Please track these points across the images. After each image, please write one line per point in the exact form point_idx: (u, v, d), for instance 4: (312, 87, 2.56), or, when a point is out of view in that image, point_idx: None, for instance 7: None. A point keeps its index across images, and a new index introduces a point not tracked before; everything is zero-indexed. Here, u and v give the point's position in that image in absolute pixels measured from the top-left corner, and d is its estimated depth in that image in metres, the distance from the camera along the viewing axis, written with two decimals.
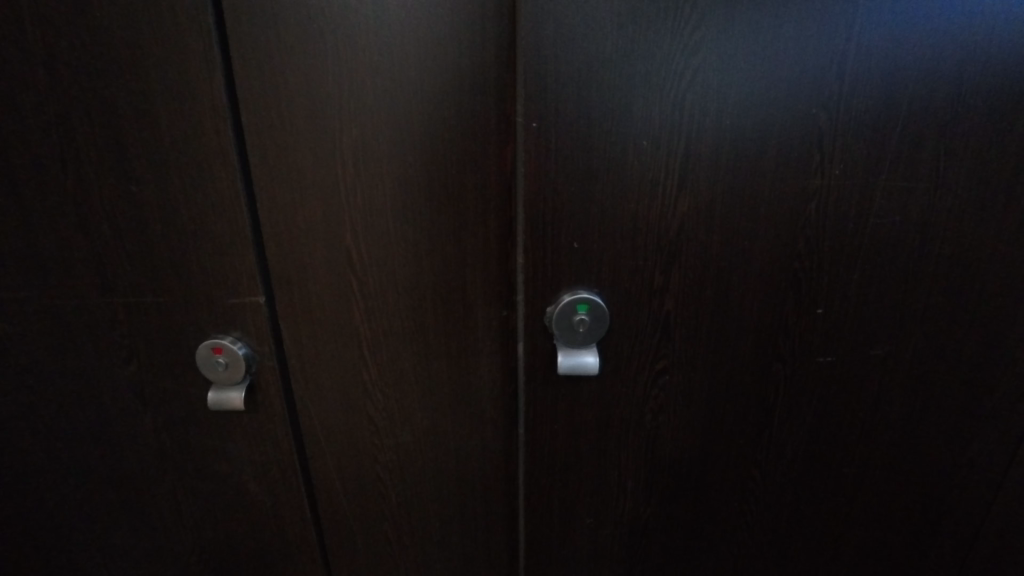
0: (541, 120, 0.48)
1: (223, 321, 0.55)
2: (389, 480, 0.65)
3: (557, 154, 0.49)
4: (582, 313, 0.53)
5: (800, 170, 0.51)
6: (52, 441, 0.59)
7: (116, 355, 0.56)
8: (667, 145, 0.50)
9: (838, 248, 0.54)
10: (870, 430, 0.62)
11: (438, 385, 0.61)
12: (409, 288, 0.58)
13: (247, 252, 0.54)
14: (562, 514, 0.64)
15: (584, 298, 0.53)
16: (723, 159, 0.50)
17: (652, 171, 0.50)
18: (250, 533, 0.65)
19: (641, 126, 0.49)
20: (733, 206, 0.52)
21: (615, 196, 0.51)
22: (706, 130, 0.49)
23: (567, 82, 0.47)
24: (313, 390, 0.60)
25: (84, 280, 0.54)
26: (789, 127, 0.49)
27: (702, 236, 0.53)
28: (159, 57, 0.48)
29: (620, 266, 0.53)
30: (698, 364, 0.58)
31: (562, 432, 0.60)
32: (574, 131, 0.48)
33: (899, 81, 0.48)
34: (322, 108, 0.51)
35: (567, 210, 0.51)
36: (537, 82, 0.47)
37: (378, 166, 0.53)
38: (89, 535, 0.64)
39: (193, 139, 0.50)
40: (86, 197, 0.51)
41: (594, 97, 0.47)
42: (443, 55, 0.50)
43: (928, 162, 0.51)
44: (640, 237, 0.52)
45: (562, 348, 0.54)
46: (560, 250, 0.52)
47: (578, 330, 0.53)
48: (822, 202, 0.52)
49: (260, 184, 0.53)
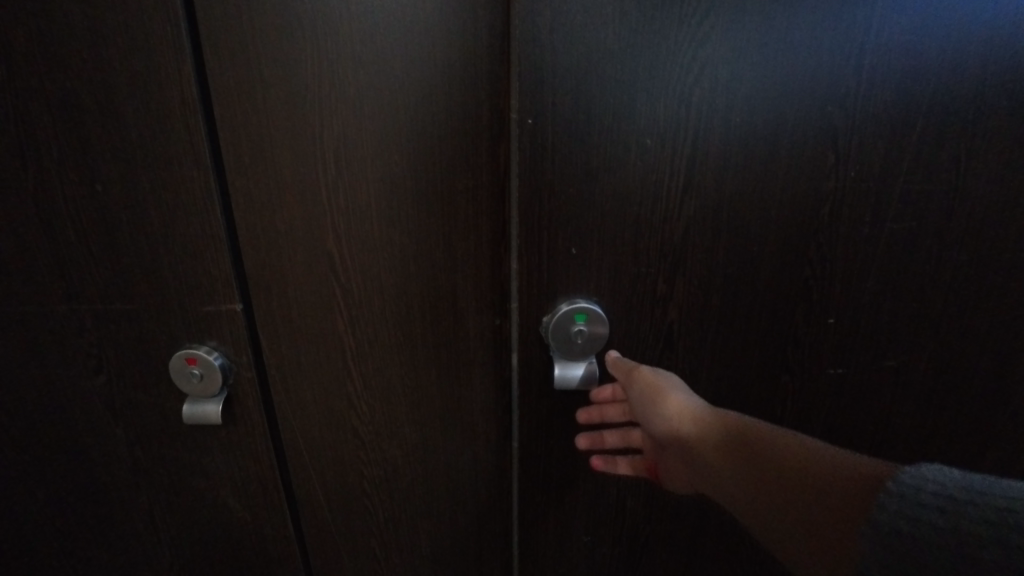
0: (537, 115, 0.42)
1: (198, 329, 0.52)
2: (375, 494, 0.61)
3: (557, 154, 0.43)
4: (580, 323, 0.47)
5: (817, 173, 0.46)
6: (25, 451, 0.57)
7: (89, 363, 0.54)
8: (677, 145, 0.44)
9: (862, 261, 0.49)
10: (888, 451, 0.57)
11: (424, 398, 0.57)
12: (394, 296, 0.53)
13: (221, 258, 0.50)
14: (562, 543, 0.59)
15: (582, 307, 0.47)
16: (736, 161, 0.45)
17: (663, 176, 0.45)
18: (232, 547, 0.62)
19: (646, 124, 0.43)
20: (753, 215, 0.47)
21: (619, 202, 0.45)
22: (724, 129, 0.43)
23: (566, 73, 0.41)
24: (293, 401, 0.57)
25: (52, 286, 0.51)
26: (806, 127, 0.44)
27: (714, 245, 0.47)
28: (121, 46, 0.44)
29: (624, 279, 0.48)
30: (709, 386, 0.53)
31: (560, 457, 0.55)
32: (575, 129, 0.42)
33: (922, 75, 0.43)
34: (297, 102, 0.46)
35: (567, 217, 0.45)
36: (533, 72, 0.41)
37: (360, 165, 0.49)
38: (65, 549, 0.62)
39: (158, 137, 0.46)
40: (49, 200, 0.48)
41: (595, 92, 0.42)
42: (430, 44, 0.46)
43: (948, 163, 0.46)
44: (647, 248, 0.47)
45: (559, 361, 0.48)
46: (558, 261, 0.47)
47: (576, 341, 0.48)
48: (840, 208, 0.47)
49: (233, 185, 0.49)
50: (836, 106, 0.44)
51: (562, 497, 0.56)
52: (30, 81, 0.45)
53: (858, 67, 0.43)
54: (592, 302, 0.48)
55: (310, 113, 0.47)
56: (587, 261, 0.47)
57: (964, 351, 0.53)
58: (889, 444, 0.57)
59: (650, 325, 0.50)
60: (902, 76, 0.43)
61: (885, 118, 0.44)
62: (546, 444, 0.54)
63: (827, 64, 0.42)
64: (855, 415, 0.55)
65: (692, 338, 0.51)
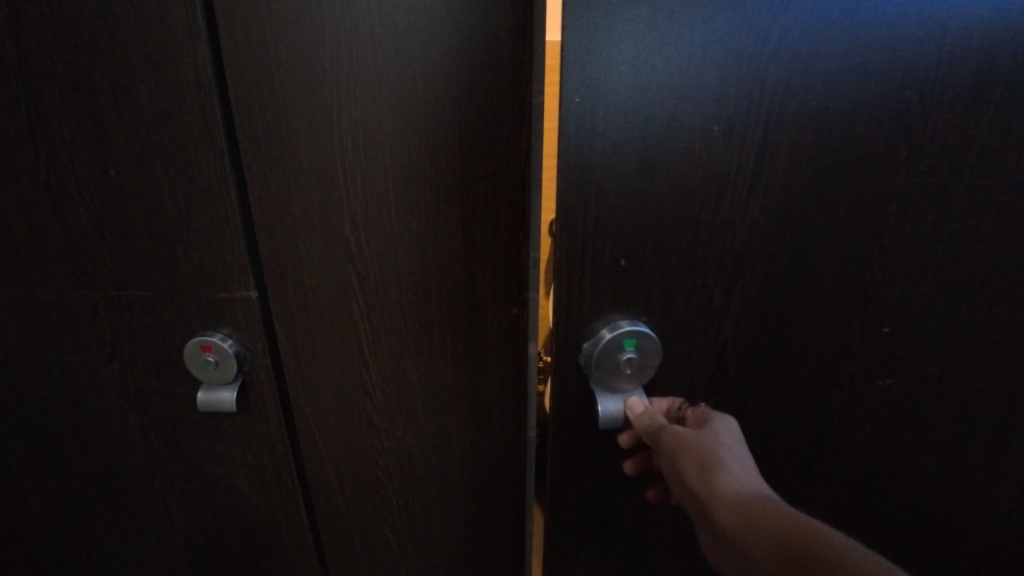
0: (585, 94, 0.40)
1: (212, 317, 0.52)
2: (389, 483, 0.61)
3: (604, 139, 0.41)
4: (629, 349, 0.46)
5: (885, 166, 0.44)
6: (37, 438, 0.57)
7: (103, 349, 0.53)
8: (743, 130, 0.42)
9: (909, 264, 0.48)
10: (919, 451, 0.56)
11: (441, 388, 0.57)
12: (413, 283, 0.53)
13: (236, 245, 0.49)
14: (584, 549, 0.56)
15: (633, 332, 0.46)
16: (803, 153, 0.43)
17: (716, 172, 0.43)
18: (244, 534, 0.62)
19: (714, 107, 0.41)
20: (796, 215, 0.45)
21: (673, 203, 0.44)
22: (797, 116, 0.42)
23: (620, 52, 0.39)
24: (310, 390, 0.57)
25: (63, 272, 0.50)
26: (878, 115, 0.43)
27: (768, 245, 0.46)
28: (136, 27, 0.43)
29: (673, 288, 0.47)
30: (761, 398, 0.52)
31: (591, 461, 0.53)
32: (623, 110, 0.40)
33: (999, 58, 0.41)
34: (320, 84, 0.45)
35: (616, 220, 0.44)
36: (583, 49, 0.39)
37: (380, 150, 0.48)
38: (76, 535, 0.62)
39: (173, 121, 0.45)
40: (62, 186, 0.48)
41: (660, 72, 0.40)
42: (453, 23, 0.44)
43: (1013, 154, 0.45)
44: (696, 254, 0.46)
45: (604, 392, 0.47)
46: (604, 269, 0.45)
47: (623, 370, 0.47)
48: (903, 204, 0.46)
49: (250, 170, 0.48)
50: (914, 90, 0.42)
51: (595, 507, 0.55)
52: (42, 61, 0.44)
53: (939, 48, 0.41)
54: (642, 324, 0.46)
55: (331, 94, 0.46)
56: (633, 268, 0.46)
57: (1007, 349, 0.52)
58: (921, 443, 0.56)
59: (697, 337, 0.49)
60: (972, 65, 0.42)
61: (960, 106, 0.43)
62: (585, 458, 0.53)
63: (888, 50, 0.41)
64: (898, 423, 0.54)
65: (737, 347, 0.50)
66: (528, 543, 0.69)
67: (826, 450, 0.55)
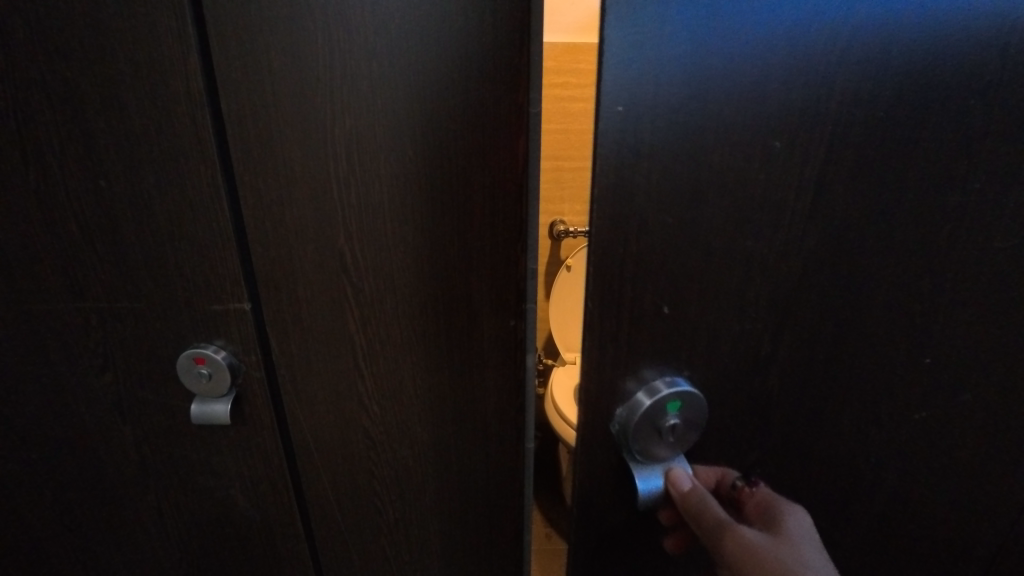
0: (631, 102, 0.29)
1: (205, 329, 0.51)
2: (386, 494, 0.61)
3: (651, 161, 0.30)
4: (672, 414, 0.36)
5: (988, 188, 0.36)
6: (28, 450, 0.56)
7: (95, 361, 0.52)
8: (824, 144, 0.32)
9: (1001, 299, 0.40)
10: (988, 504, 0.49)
11: (438, 400, 0.56)
12: (409, 295, 0.52)
13: (229, 256, 0.48)
14: None
15: (677, 393, 0.36)
16: (897, 172, 0.34)
17: (784, 199, 0.33)
18: (239, 546, 0.62)
19: (780, 115, 0.31)
20: (881, 246, 0.36)
21: (732, 241, 0.34)
22: (893, 127, 0.33)
23: (677, 43, 0.28)
24: (305, 401, 0.56)
25: (52, 283, 0.50)
26: (988, 124, 0.34)
27: (845, 288, 0.37)
28: (125, 37, 0.42)
29: (721, 337, 0.36)
30: (819, 462, 0.43)
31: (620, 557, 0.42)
32: (677, 121, 0.30)
33: None
34: (314, 95, 0.44)
35: (660, 260, 0.33)
36: (628, 41, 0.28)
37: (375, 161, 0.47)
38: (68, 548, 0.61)
39: (164, 132, 0.45)
40: (51, 197, 0.47)
41: (717, 68, 0.29)
42: (448, 33, 0.43)
43: None
44: (756, 295, 0.36)
45: (640, 467, 0.36)
46: (642, 319, 0.35)
47: (665, 441, 0.36)
48: (1001, 235, 0.37)
49: (243, 181, 0.47)
50: None
51: None
52: (29, 69, 0.43)
53: None
54: (687, 384, 0.36)
55: (324, 104, 0.45)
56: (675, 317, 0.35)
57: None
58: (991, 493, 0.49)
59: (749, 396, 0.39)
60: None
61: None
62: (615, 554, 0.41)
63: (995, 42, 0.32)
64: (964, 477, 0.47)
65: (793, 407, 0.40)
66: (527, 553, 0.68)
67: (891, 513, 0.47)
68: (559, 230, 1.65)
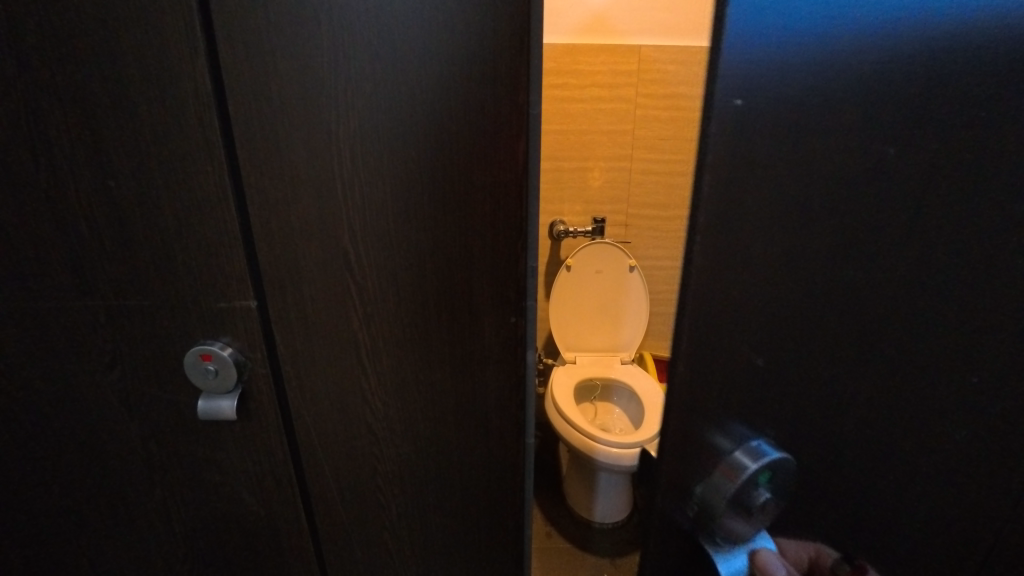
0: (752, 93, 0.23)
1: (211, 326, 0.52)
2: (388, 489, 0.62)
3: (768, 173, 0.24)
4: (763, 487, 0.30)
5: None
6: (36, 445, 0.57)
7: (103, 357, 0.53)
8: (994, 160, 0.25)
9: None
10: None
11: (440, 396, 0.57)
12: (411, 292, 0.53)
13: (236, 254, 0.50)
14: None
15: (767, 464, 0.29)
16: None
17: (934, 226, 0.26)
18: (243, 540, 0.63)
19: (944, 118, 0.24)
20: None
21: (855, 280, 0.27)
22: None
23: (815, 19, 0.22)
24: (310, 397, 0.57)
25: (61, 281, 0.51)
26: None
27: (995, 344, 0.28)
28: (134, 40, 0.43)
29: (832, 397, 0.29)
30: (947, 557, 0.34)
31: None
32: (807, 121, 0.23)
33: None
34: (318, 96, 0.45)
35: (762, 305, 0.27)
36: (753, 16, 0.22)
37: (377, 161, 0.48)
38: (75, 542, 0.62)
39: (172, 133, 0.46)
40: (60, 196, 0.48)
41: (864, 54, 0.23)
42: (449, 36, 0.44)
43: None
44: (880, 350, 0.28)
45: (720, 549, 0.31)
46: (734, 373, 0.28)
47: (753, 520, 0.30)
48: None
49: (249, 181, 0.48)
50: None
51: None
52: (41, 73, 0.44)
53: None
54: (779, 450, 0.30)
55: (329, 105, 0.46)
56: (773, 374, 0.28)
57: None
58: None
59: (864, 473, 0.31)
60: None
61: None
62: None
63: None
64: None
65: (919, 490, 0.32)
66: (528, 548, 0.69)
67: None
68: (560, 230, 1.67)
